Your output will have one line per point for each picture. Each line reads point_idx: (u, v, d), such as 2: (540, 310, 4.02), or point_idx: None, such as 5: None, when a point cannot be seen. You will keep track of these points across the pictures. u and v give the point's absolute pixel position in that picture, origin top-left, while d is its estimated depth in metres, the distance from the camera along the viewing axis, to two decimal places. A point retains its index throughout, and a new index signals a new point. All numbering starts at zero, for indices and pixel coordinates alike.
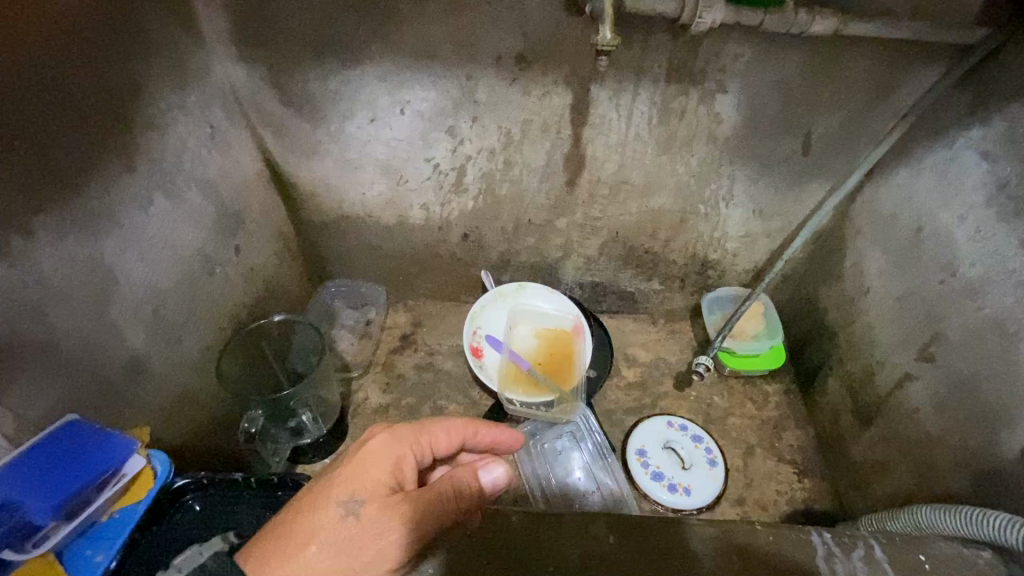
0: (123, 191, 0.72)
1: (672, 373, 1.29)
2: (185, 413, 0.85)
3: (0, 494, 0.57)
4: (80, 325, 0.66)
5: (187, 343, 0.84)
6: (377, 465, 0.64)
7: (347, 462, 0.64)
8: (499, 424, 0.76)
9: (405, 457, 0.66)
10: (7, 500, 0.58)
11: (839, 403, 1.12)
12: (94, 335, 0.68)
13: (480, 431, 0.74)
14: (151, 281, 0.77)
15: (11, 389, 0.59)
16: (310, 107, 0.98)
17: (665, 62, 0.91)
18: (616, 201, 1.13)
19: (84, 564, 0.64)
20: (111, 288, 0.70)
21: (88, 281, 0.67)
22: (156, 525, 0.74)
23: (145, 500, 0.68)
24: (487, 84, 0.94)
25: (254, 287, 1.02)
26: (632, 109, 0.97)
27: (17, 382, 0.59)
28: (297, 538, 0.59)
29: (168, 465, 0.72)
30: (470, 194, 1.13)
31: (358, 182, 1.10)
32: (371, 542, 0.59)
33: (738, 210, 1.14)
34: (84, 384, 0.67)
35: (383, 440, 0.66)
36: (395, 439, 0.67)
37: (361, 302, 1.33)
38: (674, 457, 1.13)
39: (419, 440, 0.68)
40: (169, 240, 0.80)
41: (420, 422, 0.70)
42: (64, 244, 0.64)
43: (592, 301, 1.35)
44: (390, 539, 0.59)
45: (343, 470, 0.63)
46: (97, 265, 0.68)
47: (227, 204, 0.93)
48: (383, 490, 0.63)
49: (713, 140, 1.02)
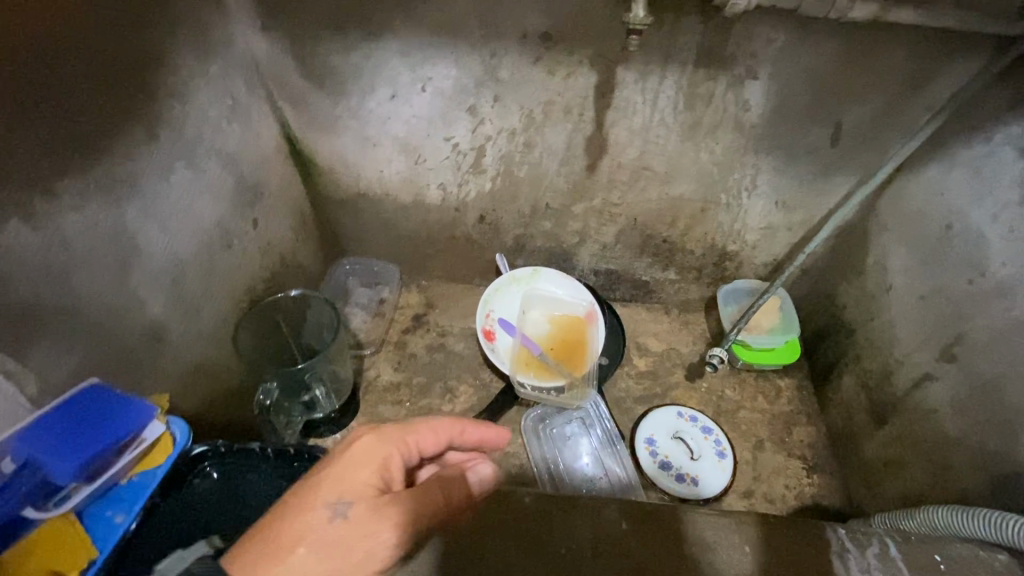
0: (146, 160, 0.72)
1: (684, 364, 1.28)
2: (201, 382, 0.86)
3: (25, 454, 0.58)
4: (103, 291, 0.67)
5: (205, 314, 0.85)
6: (364, 465, 0.59)
7: (336, 459, 0.59)
8: (487, 422, 0.70)
9: (394, 457, 0.61)
10: (31, 461, 0.59)
11: (854, 401, 1.10)
12: (115, 301, 0.68)
13: (468, 430, 0.68)
14: (172, 250, 0.77)
15: (36, 352, 0.60)
16: (330, 81, 0.97)
17: (695, 46, 0.89)
18: (635, 188, 1.11)
19: (105, 524, 0.66)
20: (133, 256, 0.71)
21: (110, 248, 0.67)
22: (175, 490, 0.74)
23: (164, 465, 0.70)
24: (511, 63, 0.93)
25: (271, 261, 1.03)
26: (658, 93, 0.95)
27: (41, 344, 0.60)
28: (277, 543, 0.54)
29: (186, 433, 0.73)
30: (488, 175, 1.12)
31: (376, 159, 1.09)
32: (359, 544, 0.55)
33: (760, 201, 1.12)
34: (106, 349, 0.68)
35: (369, 440, 0.60)
36: (383, 439, 0.61)
37: (375, 281, 1.33)
38: (683, 448, 1.13)
39: (407, 440, 0.62)
40: (190, 210, 0.80)
41: (408, 420, 0.64)
42: (88, 210, 0.64)
43: (606, 289, 1.34)
44: (379, 540, 0.56)
45: (328, 470, 0.58)
46: (119, 232, 0.68)
47: (246, 176, 0.93)
48: (372, 491, 0.58)
49: (739, 128, 1.00)
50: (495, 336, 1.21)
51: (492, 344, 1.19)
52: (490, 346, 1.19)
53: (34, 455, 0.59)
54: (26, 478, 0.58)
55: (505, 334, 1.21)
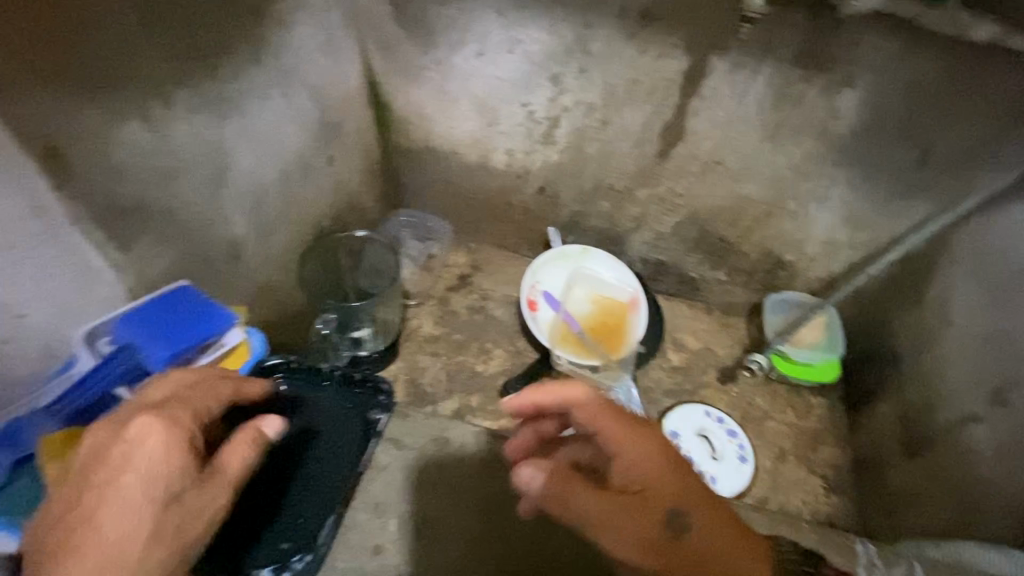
0: (251, 83, 0.75)
1: (717, 365, 1.28)
2: (266, 302, 0.91)
3: (124, 337, 0.63)
4: (198, 201, 0.71)
5: (277, 240, 0.90)
6: (141, 454, 0.55)
7: (104, 456, 0.54)
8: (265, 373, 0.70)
9: (177, 438, 0.57)
10: (130, 345, 0.64)
11: (888, 429, 1.09)
12: (207, 213, 0.73)
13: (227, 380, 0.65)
14: (260, 173, 0.81)
15: (136, 244, 0.65)
16: (422, 31, 0.98)
17: (796, 44, 0.86)
18: (704, 181, 1.10)
19: None
20: (227, 173, 0.75)
21: (210, 161, 0.71)
22: None
23: (239, 372, 0.73)
24: (604, 36, 0.92)
25: (339, 199, 1.07)
26: (747, 88, 0.93)
27: (141, 239, 0.65)
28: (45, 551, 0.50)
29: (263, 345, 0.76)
30: (557, 147, 1.12)
31: (450, 115, 1.10)
32: (152, 536, 0.53)
33: (829, 214, 1.10)
34: (194, 255, 0.73)
35: (149, 423, 0.56)
36: (163, 425, 0.57)
37: (426, 236, 1.36)
38: (706, 446, 1.15)
39: (179, 412, 0.59)
40: (279, 137, 0.84)
41: (161, 395, 0.60)
42: (196, 121, 0.68)
43: (652, 279, 1.34)
44: (172, 529, 0.54)
45: (98, 468, 0.54)
46: (219, 148, 0.72)
47: (329, 114, 0.96)
48: (162, 482, 0.55)
49: (824, 135, 0.97)
50: (537, 307, 1.22)
51: (534, 315, 1.21)
52: (532, 317, 1.21)
53: (133, 340, 0.64)
54: (124, 358, 0.63)
55: (548, 307, 1.23)
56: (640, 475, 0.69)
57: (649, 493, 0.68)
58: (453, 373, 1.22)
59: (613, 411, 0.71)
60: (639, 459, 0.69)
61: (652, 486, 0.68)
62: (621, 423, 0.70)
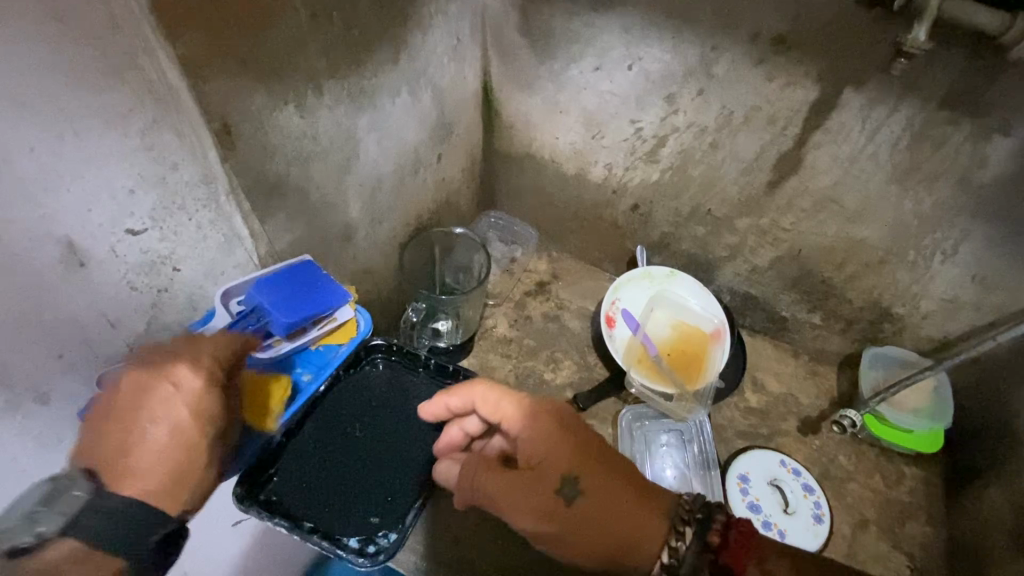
0: (387, 80, 0.81)
1: (799, 414, 1.20)
2: (365, 284, 0.97)
3: (258, 300, 0.69)
4: (327, 184, 0.78)
5: (383, 227, 0.95)
6: (134, 406, 0.56)
7: (105, 415, 0.56)
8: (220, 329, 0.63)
9: (161, 388, 0.58)
10: (261, 308, 0.69)
11: (997, 517, 0.97)
12: (331, 195, 0.79)
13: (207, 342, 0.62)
14: (379, 164, 0.87)
15: (272, 217, 0.72)
16: (543, 42, 1.00)
17: (948, 84, 0.80)
18: (813, 218, 1.04)
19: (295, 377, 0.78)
20: (354, 160, 0.81)
21: (342, 147, 0.78)
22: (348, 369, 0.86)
23: (344, 346, 0.80)
24: (730, 59, 0.90)
25: (439, 195, 1.11)
26: (881, 126, 0.87)
27: (276, 212, 0.72)
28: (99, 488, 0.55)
29: (369, 324, 0.82)
30: (659, 167, 1.11)
31: (556, 124, 1.12)
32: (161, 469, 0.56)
33: (954, 269, 1.00)
34: (315, 232, 0.79)
35: (137, 376, 0.57)
36: (137, 387, 0.57)
37: (512, 240, 1.38)
38: (777, 496, 1.08)
39: (157, 360, 0.59)
40: (401, 132, 0.90)
41: (150, 353, 0.60)
42: (337, 111, 0.74)
43: (738, 312, 1.29)
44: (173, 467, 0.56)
45: (102, 429, 0.56)
46: (351, 137, 0.78)
47: (446, 114, 1.01)
48: (164, 434, 0.57)
49: (964, 185, 0.89)
50: (617, 326, 1.21)
51: (612, 334, 1.19)
52: (610, 335, 1.19)
53: (264, 305, 0.69)
54: (258, 317, 0.69)
55: (627, 327, 1.21)
56: (530, 445, 0.70)
57: (525, 457, 0.69)
58: (520, 379, 1.22)
59: (527, 411, 0.72)
60: (528, 433, 0.70)
61: (537, 457, 0.69)
62: (510, 403, 0.73)
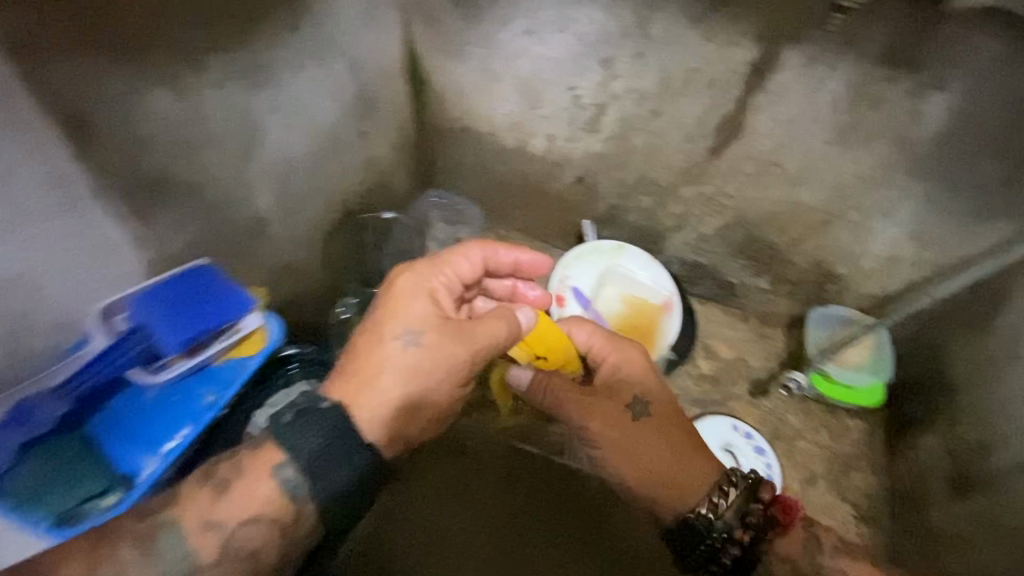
0: (285, 52, 0.75)
1: (751, 377, 1.22)
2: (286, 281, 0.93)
3: (143, 318, 0.74)
4: (225, 176, 0.74)
5: (302, 217, 0.90)
6: (409, 299, 0.78)
7: (385, 308, 0.78)
8: (517, 247, 0.90)
9: (434, 287, 0.80)
10: (147, 327, 0.75)
11: (931, 463, 1.03)
12: (231, 189, 0.76)
13: (497, 250, 0.88)
14: (290, 148, 0.82)
15: (153, 222, 0.72)
16: (468, 3, 0.91)
17: (887, 39, 0.77)
18: (757, 184, 1.02)
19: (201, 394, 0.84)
20: (254, 147, 0.76)
21: (237, 134, 0.73)
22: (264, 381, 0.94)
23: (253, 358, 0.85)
24: (667, 18, 0.84)
25: (369, 178, 1.03)
26: (822, 86, 0.84)
27: (158, 217, 0.72)
28: (366, 370, 0.74)
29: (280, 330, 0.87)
30: (601, 137, 1.05)
31: (490, 93, 1.04)
32: (427, 369, 0.75)
33: (893, 228, 1.01)
34: (217, 231, 0.79)
35: (411, 278, 0.79)
36: (418, 275, 0.80)
37: (457, 220, 1.26)
38: (730, 461, 1.10)
39: (440, 267, 0.82)
40: (313, 110, 0.83)
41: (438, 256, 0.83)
42: (224, 92, 0.69)
43: (688, 281, 1.28)
44: (439, 385, 0.77)
45: (384, 318, 0.77)
46: (247, 121, 0.74)
47: (366, 87, 0.92)
48: (432, 318, 0.77)
49: (901, 144, 0.88)
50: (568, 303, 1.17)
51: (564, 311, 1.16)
52: (561, 313, 1.16)
53: (150, 325, 0.75)
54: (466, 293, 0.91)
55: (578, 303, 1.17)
56: (620, 368, 0.94)
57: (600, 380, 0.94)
58: None
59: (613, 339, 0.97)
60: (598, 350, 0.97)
61: (624, 377, 0.93)
62: (595, 336, 0.97)
